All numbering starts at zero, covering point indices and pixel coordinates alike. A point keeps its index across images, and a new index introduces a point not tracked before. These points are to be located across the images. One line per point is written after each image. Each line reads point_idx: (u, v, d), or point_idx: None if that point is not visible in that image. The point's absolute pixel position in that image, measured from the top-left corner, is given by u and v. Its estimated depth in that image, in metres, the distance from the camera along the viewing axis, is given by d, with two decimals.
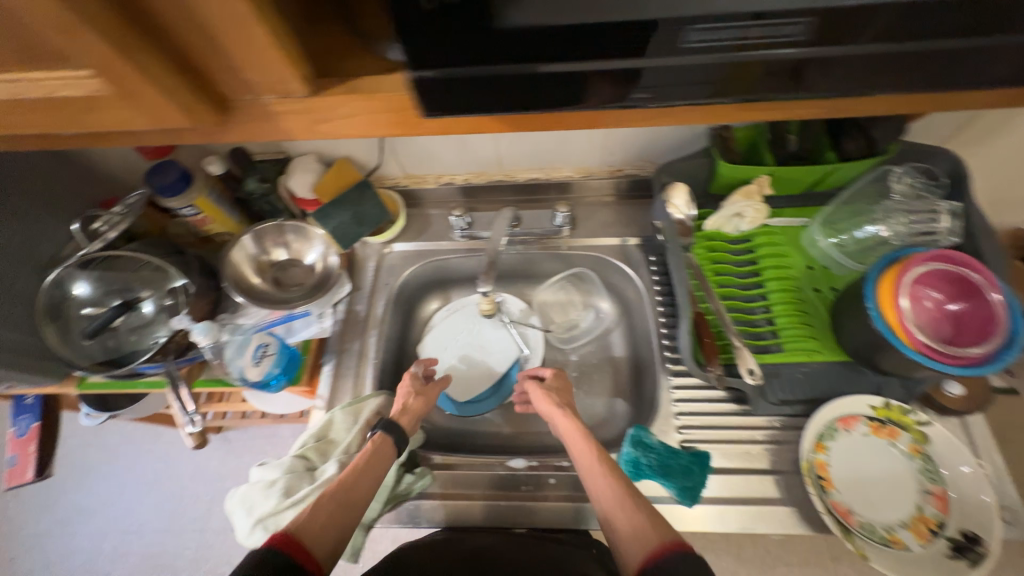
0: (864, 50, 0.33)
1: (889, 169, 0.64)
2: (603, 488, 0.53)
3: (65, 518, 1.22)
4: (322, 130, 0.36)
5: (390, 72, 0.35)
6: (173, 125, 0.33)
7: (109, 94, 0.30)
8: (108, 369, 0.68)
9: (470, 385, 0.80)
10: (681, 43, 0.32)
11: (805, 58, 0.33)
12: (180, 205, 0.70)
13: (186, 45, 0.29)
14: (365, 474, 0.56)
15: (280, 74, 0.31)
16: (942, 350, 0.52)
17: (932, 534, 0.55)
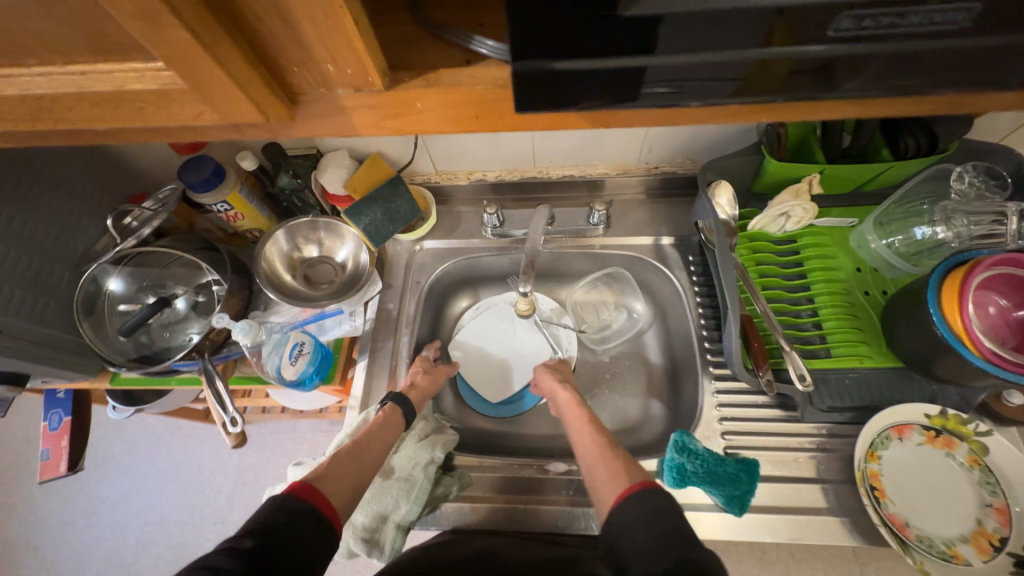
0: (990, 42, 0.29)
1: (947, 168, 0.61)
2: (588, 445, 0.59)
3: (89, 508, 1.23)
4: (391, 125, 0.35)
5: (462, 66, 0.33)
6: (242, 119, 0.32)
7: (184, 88, 0.29)
8: (143, 366, 0.67)
9: (501, 386, 0.79)
10: (828, 30, 0.29)
11: (914, 52, 0.30)
12: (213, 202, 0.69)
13: (264, 36, 0.28)
14: (376, 439, 0.60)
15: (358, 66, 0.30)
16: (1009, 358, 0.49)
17: (994, 550, 0.53)
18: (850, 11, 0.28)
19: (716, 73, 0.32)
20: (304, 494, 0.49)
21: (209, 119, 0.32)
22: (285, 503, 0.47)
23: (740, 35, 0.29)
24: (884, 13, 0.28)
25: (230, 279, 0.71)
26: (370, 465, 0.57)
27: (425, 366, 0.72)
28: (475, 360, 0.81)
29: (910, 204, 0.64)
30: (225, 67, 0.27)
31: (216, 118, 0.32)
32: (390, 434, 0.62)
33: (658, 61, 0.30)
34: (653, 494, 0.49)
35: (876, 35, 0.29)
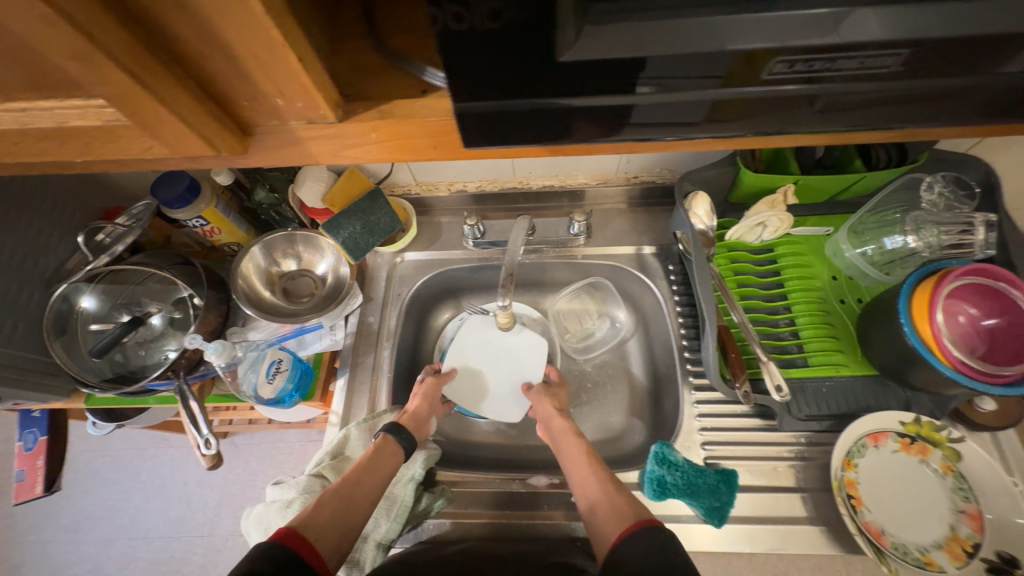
0: (915, 85, 0.31)
1: (919, 178, 0.62)
2: (585, 480, 0.58)
3: (71, 525, 1.20)
4: (349, 155, 0.35)
5: (418, 96, 0.34)
6: (192, 150, 0.32)
7: (130, 124, 0.30)
8: (118, 386, 0.66)
9: (512, 404, 0.76)
10: (766, 74, 0.30)
11: (856, 89, 0.31)
12: (188, 217, 0.68)
13: (209, 72, 0.28)
14: (368, 473, 0.58)
15: (311, 101, 0.31)
16: (976, 368, 0.50)
17: (967, 556, 0.54)
18: (782, 58, 0.28)
19: (667, 109, 0.33)
20: (289, 542, 0.48)
21: (159, 152, 0.32)
22: (268, 551, 0.46)
23: (693, 69, 0.29)
24: (817, 59, 0.29)
25: (206, 295, 0.70)
26: (359, 499, 0.56)
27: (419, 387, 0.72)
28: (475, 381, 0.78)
29: (883, 214, 0.64)
30: (168, 105, 0.28)
31: (167, 150, 0.32)
32: (386, 463, 0.60)
33: (609, 99, 0.32)
34: (655, 532, 0.49)
35: (812, 77, 0.30)
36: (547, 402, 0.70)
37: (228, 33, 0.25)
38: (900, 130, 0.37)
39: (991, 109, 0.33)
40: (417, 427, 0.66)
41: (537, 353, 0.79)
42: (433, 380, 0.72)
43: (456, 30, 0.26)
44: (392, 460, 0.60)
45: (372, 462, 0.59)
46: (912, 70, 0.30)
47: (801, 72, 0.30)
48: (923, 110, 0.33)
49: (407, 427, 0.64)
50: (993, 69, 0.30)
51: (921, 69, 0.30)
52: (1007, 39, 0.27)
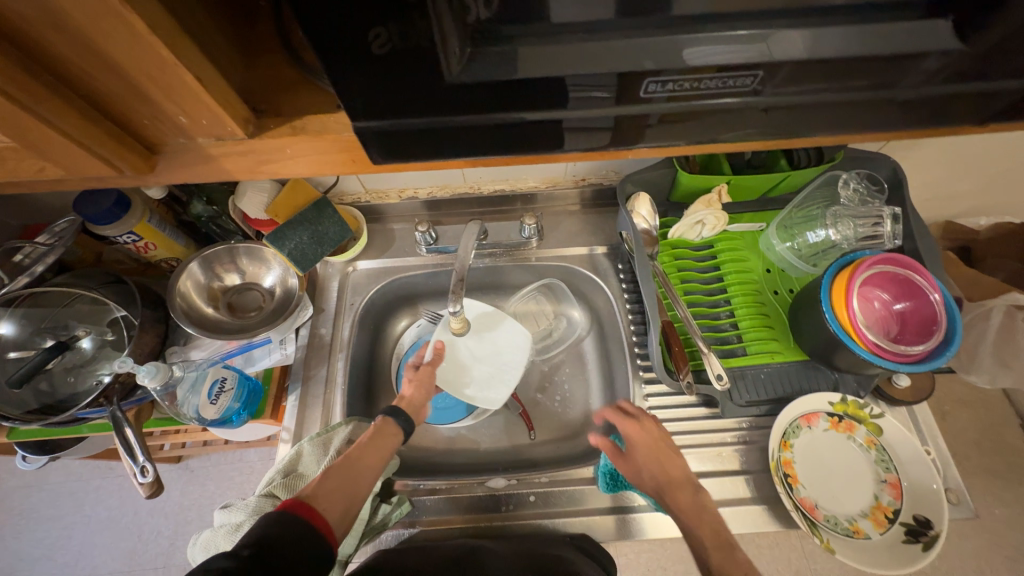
0: (800, 100, 0.33)
1: (836, 175, 0.68)
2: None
3: (5, 568, 1.11)
4: (267, 169, 0.36)
5: (333, 110, 0.34)
6: (94, 170, 0.32)
7: (18, 146, 0.29)
8: (44, 417, 0.61)
9: (495, 392, 0.75)
10: (640, 93, 0.31)
11: (759, 102, 0.33)
12: (117, 233, 0.64)
13: (99, 91, 0.28)
14: (371, 451, 0.58)
15: (217, 118, 0.31)
16: (889, 349, 0.54)
17: (889, 521, 0.59)
18: (652, 78, 0.30)
19: (580, 125, 0.34)
20: (298, 509, 0.47)
21: (54, 172, 0.32)
22: (278, 517, 0.45)
23: (607, 85, 0.31)
24: (685, 79, 0.31)
25: (141, 314, 0.66)
26: (364, 474, 0.55)
27: (412, 375, 0.70)
28: (458, 365, 0.76)
29: (809, 209, 0.69)
30: (54, 125, 0.28)
31: (63, 172, 0.32)
32: (388, 437, 0.60)
33: (522, 116, 0.33)
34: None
35: (709, 95, 0.32)
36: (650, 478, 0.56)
37: (115, 53, 0.25)
38: (806, 138, 0.40)
39: (874, 124, 0.36)
40: (416, 412, 0.66)
41: (521, 343, 0.78)
42: (428, 367, 0.70)
43: (380, 51, 0.27)
44: (393, 440, 0.60)
45: (376, 439, 0.59)
46: (792, 87, 0.32)
47: (692, 90, 0.31)
48: (817, 124, 0.36)
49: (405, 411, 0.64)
50: (865, 87, 0.33)
51: (801, 85, 0.32)
52: (868, 59, 0.30)
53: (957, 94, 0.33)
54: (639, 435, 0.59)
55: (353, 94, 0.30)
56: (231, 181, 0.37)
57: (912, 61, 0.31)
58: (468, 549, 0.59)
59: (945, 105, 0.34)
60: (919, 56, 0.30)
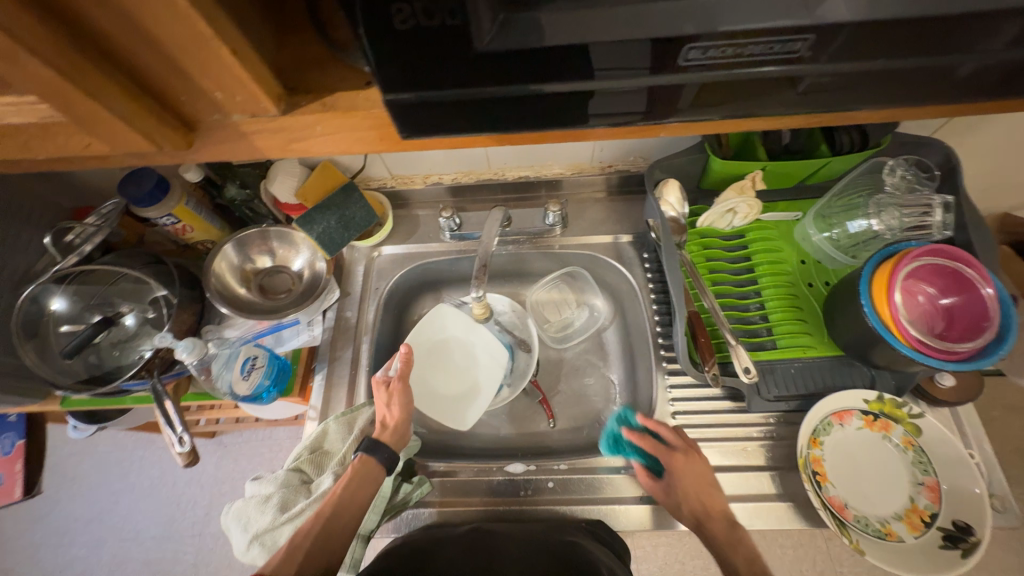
0: (850, 68, 0.31)
1: (882, 162, 0.64)
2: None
3: (60, 528, 1.20)
4: (297, 147, 0.36)
5: (363, 87, 0.35)
6: (136, 146, 0.33)
7: (67, 122, 0.31)
8: (91, 387, 0.65)
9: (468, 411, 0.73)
10: (679, 61, 0.30)
11: (801, 73, 0.32)
12: (158, 215, 0.67)
13: (140, 67, 0.29)
14: (344, 508, 0.55)
15: (251, 94, 0.32)
16: (934, 346, 0.51)
17: (925, 525, 0.56)
18: (691, 45, 0.29)
19: (610, 100, 0.34)
20: None
21: (99, 148, 0.33)
22: None
23: (638, 54, 0.30)
24: (727, 44, 0.29)
25: (179, 294, 0.69)
26: (334, 533, 0.54)
27: (387, 396, 0.64)
28: (434, 377, 0.75)
29: (849, 198, 0.66)
30: (100, 101, 0.29)
31: (108, 148, 0.33)
32: (366, 485, 0.58)
33: (553, 88, 0.32)
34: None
35: (747, 63, 0.31)
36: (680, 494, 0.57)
37: (154, 27, 0.26)
38: (852, 113, 0.38)
39: (928, 96, 0.34)
40: (400, 440, 0.62)
41: (494, 352, 0.76)
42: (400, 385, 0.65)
43: (403, 27, 0.27)
44: (372, 481, 0.58)
45: (351, 491, 0.57)
46: (837, 56, 0.30)
47: (729, 58, 0.30)
48: (866, 96, 0.34)
49: (387, 445, 0.60)
50: (921, 54, 0.31)
51: (851, 52, 0.30)
52: (927, 21, 0.28)
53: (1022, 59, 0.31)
54: (680, 468, 0.58)
55: (381, 69, 0.30)
56: (263, 158, 0.37)
57: (976, 22, 0.28)
58: (485, 536, 0.59)
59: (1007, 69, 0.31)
60: (984, 18, 0.28)
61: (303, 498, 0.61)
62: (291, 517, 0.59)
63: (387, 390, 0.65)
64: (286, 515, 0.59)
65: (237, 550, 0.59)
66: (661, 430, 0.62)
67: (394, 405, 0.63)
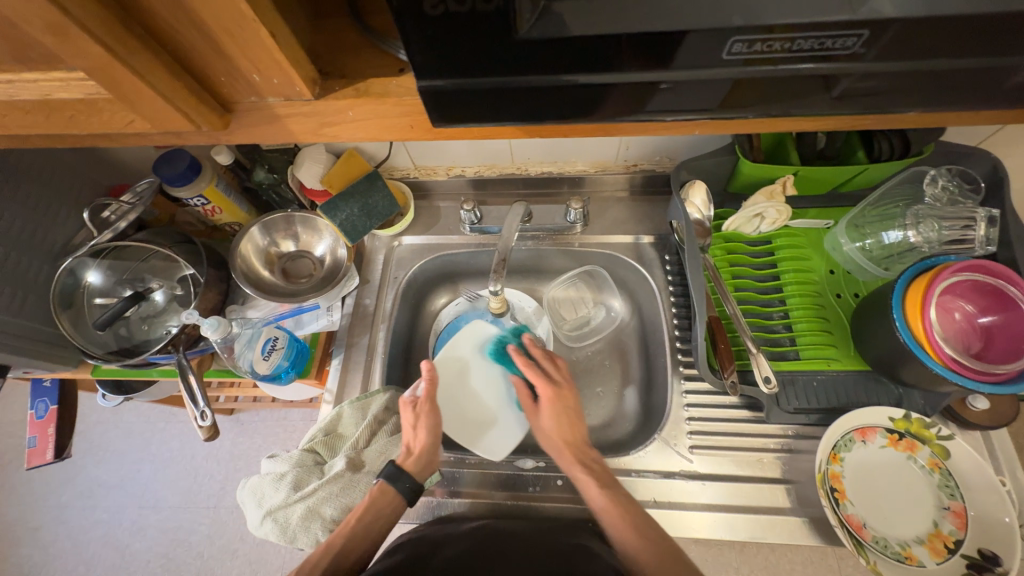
0: (901, 68, 0.30)
1: (923, 171, 0.61)
2: (637, 543, 0.52)
3: (85, 491, 1.26)
4: (328, 132, 0.37)
5: (396, 75, 0.35)
6: (175, 126, 0.34)
7: (112, 99, 0.32)
8: (121, 358, 0.67)
9: (496, 439, 0.67)
10: (722, 54, 0.29)
11: (845, 72, 0.30)
12: (190, 196, 0.69)
13: (183, 48, 0.30)
14: (358, 541, 0.56)
15: (288, 78, 0.32)
16: (969, 366, 0.49)
17: (948, 551, 0.54)
18: (736, 38, 0.28)
19: (643, 94, 0.33)
20: None
21: (140, 126, 0.35)
22: None
23: (674, 46, 0.29)
24: (773, 39, 0.28)
25: (206, 273, 0.71)
26: (345, 565, 0.55)
27: (414, 417, 0.63)
28: (461, 396, 0.68)
29: (885, 208, 0.63)
30: (145, 79, 0.30)
31: (149, 126, 0.34)
32: (383, 516, 0.58)
33: (587, 79, 0.31)
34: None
35: (788, 60, 0.30)
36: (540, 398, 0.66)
37: (198, 8, 0.27)
38: (897, 116, 0.36)
39: (982, 100, 0.32)
40: (425, 467, 0.61)
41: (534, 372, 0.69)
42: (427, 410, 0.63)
43: (435, 13, 0.27)
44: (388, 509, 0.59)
45: (366, 523, 0.57)
46: (886, 55, 0.29)
47: (773, 53, 0.29)
48: (915, 98, 0.32)
49: (410, 473, 0.60)
50: (980, 54, 0.29)
51: (904, 51, 0.29)
52: (991, 20, 0.27)
53: None
54: (552, 389, 0.65)
55: (415, 55, 0.30)
56: (294, 142, 0.38)
57: None
58: (490, 532, 0.59)
59: None
60: None
61: (315, 479, 0.62)
62: (304, 497, 0.60)
63: (414, 410, 0.64)
64: (299, 494, 0.60)
65: (250, 524, 0.61)
66: (546, 358, 0.69)
67: (420, 430, 0.62)
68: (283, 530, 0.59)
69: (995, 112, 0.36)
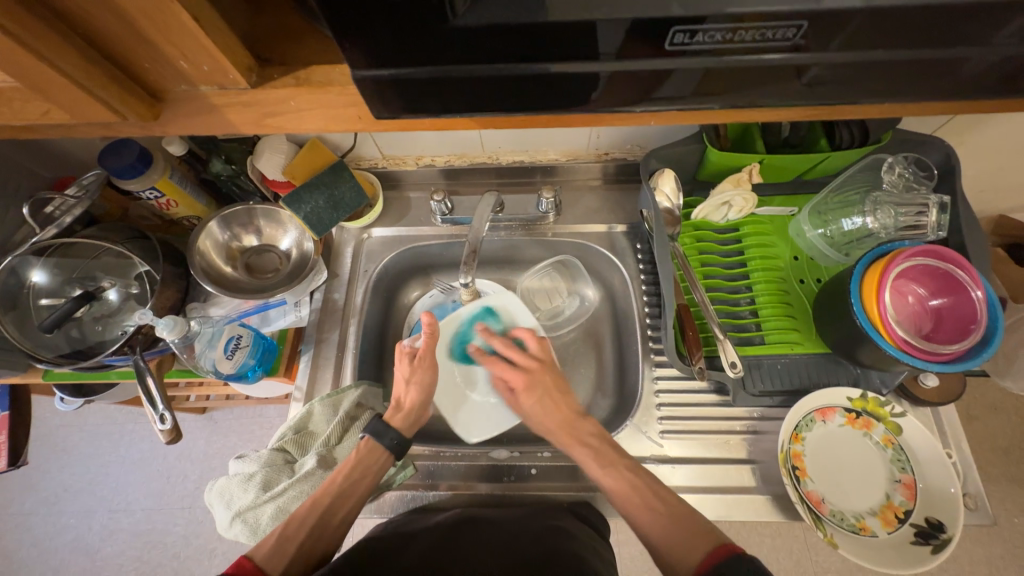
0: (839, 61, 0.31)
1: (881, 158, 0.63)
2: (652, 525, 0.51)
3: (50, 497, 1.21)
4: (271, 123, 0.36)
5: (338, 63, 0.34)
6: (100, 115, 0.33)
7: (28, 87, 0.30)
8: (74, 361, 0.64)
9: (473, 418, 0.71)
10: (666, 43, 0.29)
11: (793, 63, 0.31)
12: (140, 188, 0.65)
13: (97, 29, 0.29)
14: (345, 497, 0.57)
15: (220, 66, 0.31)
16: (919, 347, 0.51)
17: (899, 521, 0.57)
18: (682, 27, 0.28)
19: (600, 84, 0.32)
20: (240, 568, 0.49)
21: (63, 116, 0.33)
22: None
23: (627, 33, 0.29)
24: (719, 29, 0.28)
25: (162, 270, 0.68)
26: (333, 520, 0.55)
27: (409, 371, 0.67)
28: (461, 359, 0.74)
29: (845, 195, 0.65)
30: (56, 66, 0.29)
31: (68, 116, 0.33)
32: (367, 472, 0.59)
33: (537, 69, 0.31)
34: (743, 560, 0.43)
35: (737, 48, 0.29)
36: (518, 385, 0.66)
37: None
38: (850, 106, 0.37)
39: (921, 91, 0.33)
40: (411, 424, 0.65)
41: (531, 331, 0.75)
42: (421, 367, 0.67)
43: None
44: (377, 464, 0.60)
45: (354, 479, 0.59)
46: (827, 49, 0.30)
47: (719, 45, 0.29)
48: (860, 88, 0.33)
49: (395, 429, 0.63)
50: (917, 46, 0.30)
51: (841, 44, 0.29)
52: (922, 13, 0.27)
53: (1016, 56, 0.30)
54: (521, 379, 0.66)
55: (361, 41, 0.28)
56: (236, 133, 0.37)
57: (973, 15, 0.27)
58: (465, 520, 0.60)
59: (1003, 66, 0.31)
60: (983, 9, 0.27)
61: (286, 478, 0.61)
62: (274, 496, 0.59)
63: (410, 363, 0.68)
64: (269, 494, 0.59)
65: (219, 527, 0.59)
66: (510, 347, 0.70)
67: (412, 386, 0.66)
68: (253, 531, 0.58)
69: (926, 104, 0.38)
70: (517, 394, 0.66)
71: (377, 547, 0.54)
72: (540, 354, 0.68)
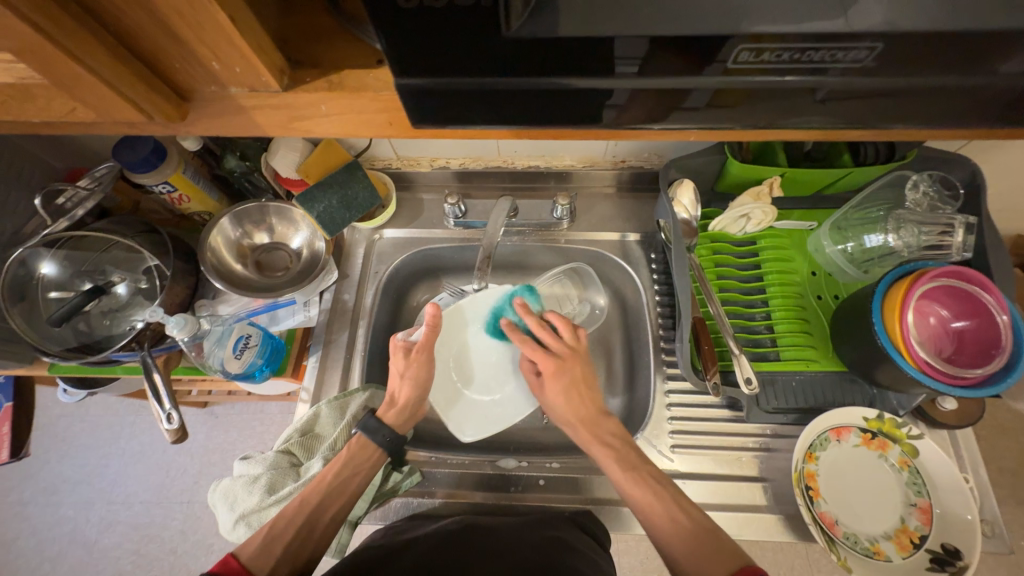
0: (885, 83, 0.30)
1: (905, 175, 0.62)
2: (668, 531, 0.51)
3: (49, 486, 1.20)
4: (297, 127, 0.36)
5: (371, 69, 0.34)
6: (125, 115, 0.32)
7: (54, 85, 0.30)
8: (81, 355, 0.63)
9: (468, 418, 0.69)
10: (727, 61, 0.28)
11: (839, 85, 0.30)
12: (154, 182, 0.64)
13: (129, 28, 0.28)
14: (333, 496, 0.56)
15: (252, 68, 0.31)
16: (941, 369, 0.50)
17: (914, 547, 0.56)
18: (745, 46, 0.27)
19: (637, 98, 0.31)
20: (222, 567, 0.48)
21: (87, 113, 0.33)
22: None
23: (671, 50, 0.28)
24: (780, 49, 0.27)
25: (173, 265, 0.67)
26: (322, 520, 0.55)
27: (404, 365, 0.65)
28: (465, 347, 0.71)
29: (867, 211, 0.64)
30: (86, 65, 0.28)
31: (91, 114, 0.33)
32: (357, 470, 0.59)
33: (569, 82, 0.30)
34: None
35: (783, 68, 0.29)
36: (558, 376, 0.63)
37: None
38: (885, 129, 0.36)
39: (965, 115, 0.32)
40: (406, 417, 0.64)
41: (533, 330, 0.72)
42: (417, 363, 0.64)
43: (435, 6, 0.25)
44: (367, 460, 0.60)
45: (344, 477, 0.58)
46: (873, 73, 0.29)
47: (767, 63, 0.28)
48: (901, 112, 0.32)
49: (388, 425, 0.62)
50: (973, 75, 0.29)
51: (891, 65, 0.28)
52: (978, 41, 0.26)
53: None
54: (552, 364, 0.63)
55: (401, 51, 0.28)
56: (262, 136, 0.37)
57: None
58: (472, 526, 0.59)
59: None
60: None
61: (291, 481, 0.61)
62: (279, 499, 0.59)
63: (406, 359, 0.65)
64: (274, 497, 0.59)
65: (222, 528, 0.59)
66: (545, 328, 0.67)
67: (406, 381, 0.64)
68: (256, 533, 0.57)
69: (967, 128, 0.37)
70: (543, 379, 0.64)
71: (378, 552, 0.54)
72: (573, 341, 0.66)
